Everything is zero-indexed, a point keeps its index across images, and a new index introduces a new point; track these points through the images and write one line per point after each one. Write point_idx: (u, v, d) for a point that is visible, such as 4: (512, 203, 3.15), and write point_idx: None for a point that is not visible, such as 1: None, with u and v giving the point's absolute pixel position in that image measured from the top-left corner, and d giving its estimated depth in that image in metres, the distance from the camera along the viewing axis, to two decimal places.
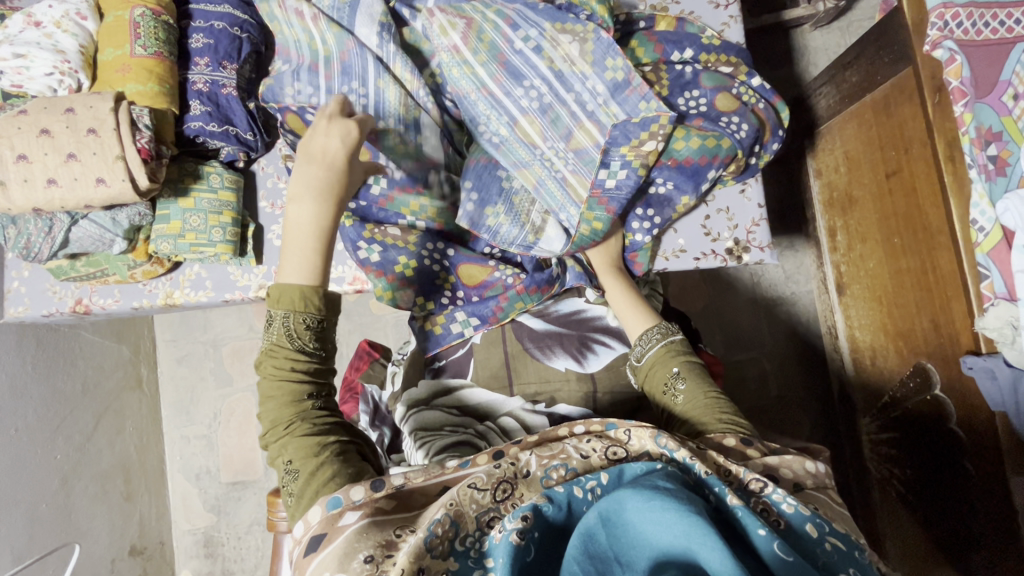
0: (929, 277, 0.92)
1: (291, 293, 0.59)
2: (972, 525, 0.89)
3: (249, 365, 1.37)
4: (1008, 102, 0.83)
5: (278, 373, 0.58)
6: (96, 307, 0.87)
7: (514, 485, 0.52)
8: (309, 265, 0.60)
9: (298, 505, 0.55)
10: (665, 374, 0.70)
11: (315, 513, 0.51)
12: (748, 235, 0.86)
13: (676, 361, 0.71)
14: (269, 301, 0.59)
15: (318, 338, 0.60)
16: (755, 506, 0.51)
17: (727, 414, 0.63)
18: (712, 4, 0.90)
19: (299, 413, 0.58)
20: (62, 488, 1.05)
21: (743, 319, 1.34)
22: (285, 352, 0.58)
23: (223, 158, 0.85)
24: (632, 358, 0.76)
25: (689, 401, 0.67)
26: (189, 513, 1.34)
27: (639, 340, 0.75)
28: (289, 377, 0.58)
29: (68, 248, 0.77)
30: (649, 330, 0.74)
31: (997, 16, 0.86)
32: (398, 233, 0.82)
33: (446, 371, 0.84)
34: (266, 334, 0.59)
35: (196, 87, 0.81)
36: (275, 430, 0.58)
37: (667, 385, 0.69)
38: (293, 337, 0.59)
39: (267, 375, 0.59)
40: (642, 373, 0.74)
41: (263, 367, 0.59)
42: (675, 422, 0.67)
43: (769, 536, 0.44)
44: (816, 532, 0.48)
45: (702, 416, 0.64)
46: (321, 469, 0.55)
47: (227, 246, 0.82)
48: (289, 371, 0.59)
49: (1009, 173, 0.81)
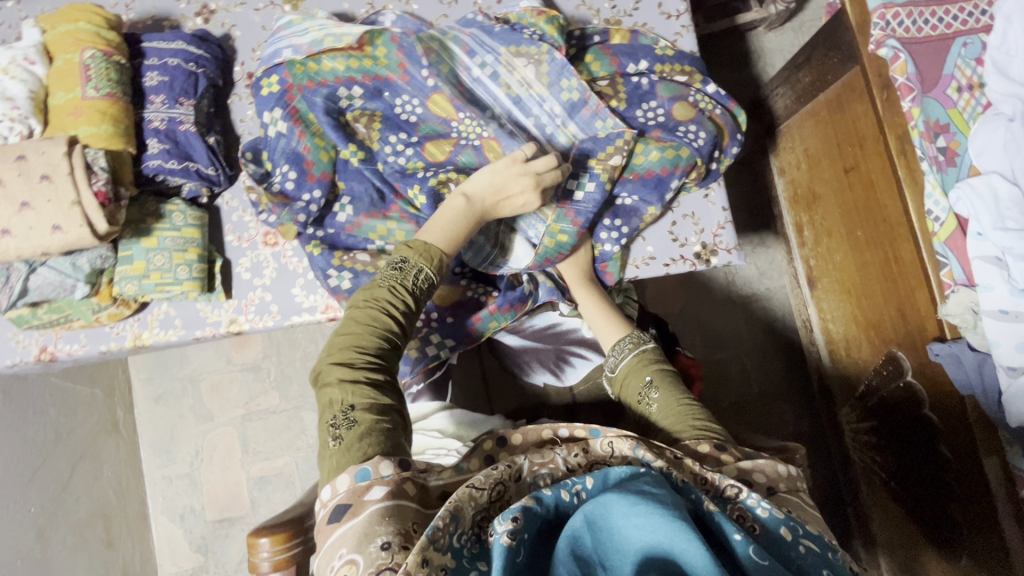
0: (892, 268, 0.95)
1: (415, 255, 0.69)
2: (951, 506, 0.91)
3: (228, 399, 1.35)
4: (953, 95, 0.87)
5: (376, 319, 0.65)
6: (62, 353, 0.85)
7: (507, 489, 0.54)
8: (453, 244, 0.72)
9: (338, 451, 0.57)
10: (639, 383, 0.71)
11: (343, 480, 0.54)
12: (714, 238, 0.88)
13: (648, 369, 0.71)
14: (402, 252, 0.70)
15: (417, 303, 0.68)
16: (731, 513, 0.51)
17: (700, 420, 0.64)
18: (664, 15, 0.92)
19: (372, 364, 0.62)
20: (38, 542, 1.02)
21: (721, 318, 1.36)
22: (392, 300, 0.66)
23: (185, 195, 0.83)
24: (607, 368, 0.77)
25: (663, 409, 0.67)
26: (175, 555, 1.30)
27: (612, 350, 0.76)
28: (381, 328, 0.65)
29: (28, 297, 0.75)
30: (622, 339, 0.75)
31: (935, 14, 0.89)
32: (368, 259, 0.84)
33: (425, 394, 0.81)
34: (386, 279, 0.67)
35: (152, 126, 0.80)
36: (343, 366, 0.62)
37: (641, 395, 0.70)
38: (408, 294, 0.67)
39: (363, 311, 0.65)
40: (617, 383, 0.74)
41: (364, 307, 0.66)
42: (651, 430, 0.68)
43: (745, 540, 0.45)
44: (791, 535, 0.48)
45: (676, 424, 0.65)
46: (372, 428, 0.58)
47: (193, 283, 0.81)
48: (384, 323, 0.65)
49: (958, 163, 0.85)
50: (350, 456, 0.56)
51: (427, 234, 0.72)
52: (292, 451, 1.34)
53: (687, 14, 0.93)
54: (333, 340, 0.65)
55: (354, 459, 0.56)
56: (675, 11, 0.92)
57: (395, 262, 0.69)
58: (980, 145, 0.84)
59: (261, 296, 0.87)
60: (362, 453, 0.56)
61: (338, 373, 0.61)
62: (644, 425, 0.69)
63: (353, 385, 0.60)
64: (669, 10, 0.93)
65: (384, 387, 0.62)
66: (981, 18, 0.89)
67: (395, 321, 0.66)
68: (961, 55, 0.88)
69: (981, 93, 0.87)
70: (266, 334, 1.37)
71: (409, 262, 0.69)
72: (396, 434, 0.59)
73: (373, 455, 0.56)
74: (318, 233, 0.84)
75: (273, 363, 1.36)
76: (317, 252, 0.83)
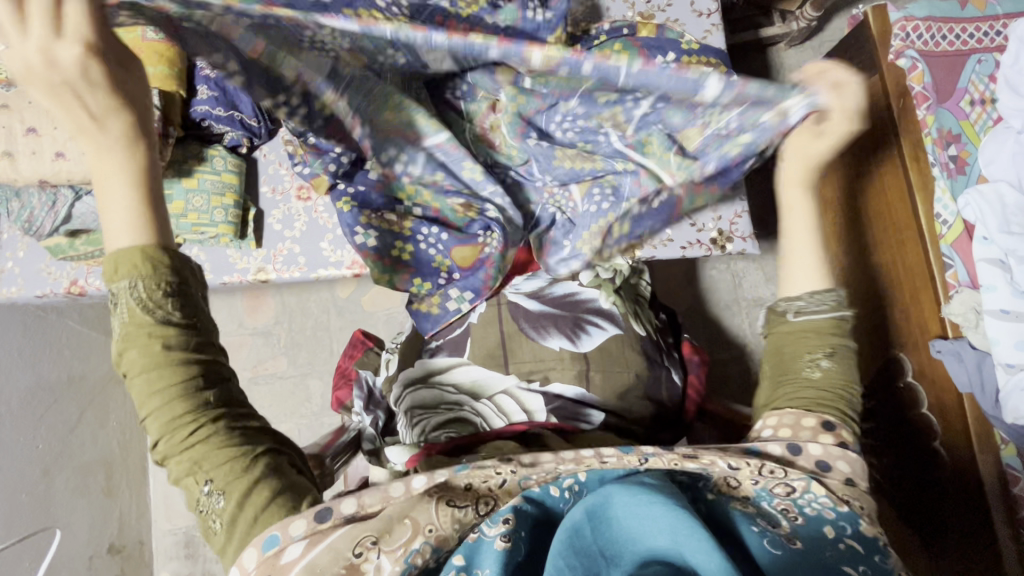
0: (899, 272, 0.97)
1: (149, 269, 0.48)
2: (943, 509, 0.93)
3: (236, 361, 1.37)
4: (966, 107, 0.91)
5: (155, 365, 0.47)
6: (92, 288, 0.87)
7: (495, 499, 0.51)
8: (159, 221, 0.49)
9: (225, 533, 0.48)
10: (815, 344, 0.62)
11: (252, 556, 0.46)
12: (731, 226, 0.93)
13: (833, 337, 0.62)
14: (105, 277, 0.47)
15: (201, 312, 0.51)
16: (775, 506, 0.50)
17: (850, 409, 0.60)
18: (695, 13, 0.97)
19: (207, 408, 0.49)
20: (42, 479, 1.03)
21: (726, 319, 1.38)
22: (169, 335, 0.47)
23: (228, 142, 0.87)
24: (781, 305, 0.65)
25: (826, 382, 0.60)
26: (170, 512, 1.30)
27: (810, 295, 0.64)
28: (172, 375, 0.48)
29: (70, 224, 0.79)
30: (826, 292, 0.63)
31: (954, 30, 0.93)
32: (394, 219, 0.87)
33: (443, 350, 0.87)
34: (118, 314, 0.47)
35: (202, 73, 0.83)
36: (182, 445, 0.48)
37: (811, 354, 0.61)
38: (158, 316, 0.48)
39: (149, 371, 0.47)
40: (782, 329, 0.64)
41: (127, 355, 0.48)
42: (791, 387, 0.61)
43: (761, 533, 0.46)
44: (833, 534, 0.47)
45: (830, 396, 0.60)
46: (266, 478, 0.49)
47: (227, 226, 0.84)
48: (169, 358, 0.48)
49: (968, 171, 0.89)
50: (255, 528, 0.48)
51: (130, 237, 0.48)
52: (295, 418, 1.35)
53: (718, 14, 0.97)
54: (146, 423, 0.49)
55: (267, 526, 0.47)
56: (706, 10, 0.97)
57: (134, 297, 0.47)
58: (990, 155, 0.88)
59: (289, 248, 0.90)
60: (273, 514, 0.48)
61: (180, 453, 0.48)
62: (781, 380, 0.62)
63: (207, 450, 0.48)
64: (701, 9, 0.97)
65: (239, 425, 0.50)
66: (995, 38, 0.93)
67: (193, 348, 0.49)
68: (974, 71, 0.93)
69: (992, 108, 0.91)
70: (280, 300, 1.39)
71: (139, 282, 0.47)
72: (289, 461, 0.52)
73: (281, 513, 0.48)
74: (348, 189, 0.85)
75: (284, 329, 1.38)
76: (345, 210, 0.85)
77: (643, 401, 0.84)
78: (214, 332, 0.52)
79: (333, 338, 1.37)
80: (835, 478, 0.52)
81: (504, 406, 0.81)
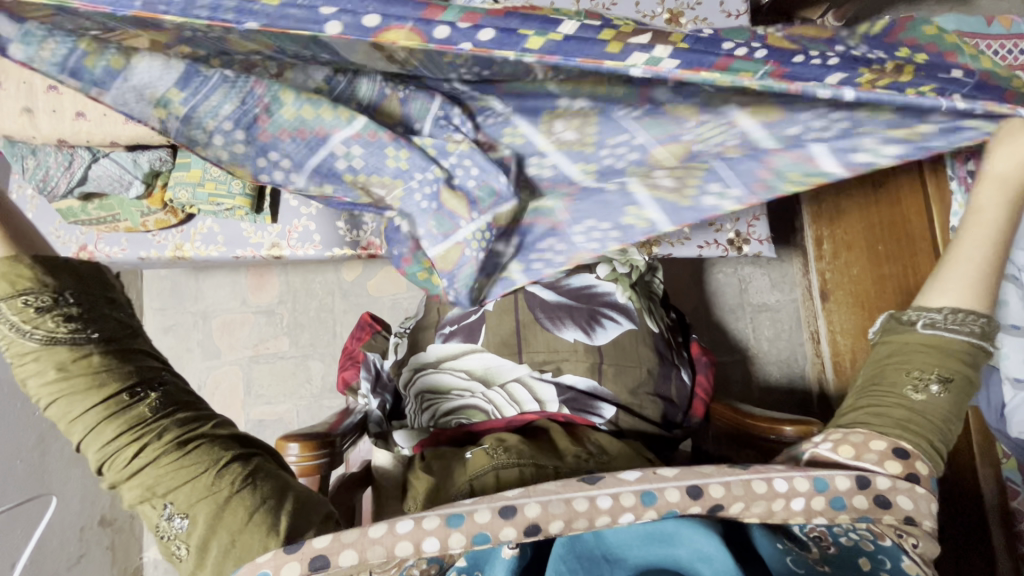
0: (911, 282, 0.96)
1: (14, 291, 0.45)
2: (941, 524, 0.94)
3: (239, 339, 1.35)
4: None
5: (59, 391, 0.45)
6: (102, 254, 0.90)
7: None
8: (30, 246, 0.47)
9: (195, 555, 0.45)
10: (927, 366, 0.59)
11: None
12: (748, 228, 0.95)
13: (952, 367, 0.58)
14: None
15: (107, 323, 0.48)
16: (809, 533, 0.50)
17: (939, 444, 0.56)
18: (723, 13, 0.97)
19: (145, 424, 0.46)
20: (38, 447, 1.03)
21: (732, 323, 1.36)
22: (61, 354, 0.45)
23: None
24: (910, 315, 0.62)
25: (924, 409, 0.57)
26: None
27: (952, 314, 0.60)
28: (88, 394, 0.45)
29: (85, 185, 0.78)
30: (964, 313, 0.59)
31: (980, 46, 0.94)
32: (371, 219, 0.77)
33: (457, 335, 0.86)
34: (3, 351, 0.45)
35: None
36: (127, 469, 0.46)
37: (924, 368, 0.59)
38: (38, 339, 0.45)
39: (59, 399, 0.45)
40: (902, 338, 0.61)
41: (28, 388, 0.45)
42: (886, 398, 0.58)
43: (784, 551, 0.47)
44: (871, 565, 0.46)
45: (932, 417, 0.57)
46: (237, 493, 0.47)
47: (245, 199, 0.83)
48: (67, 381, 0.45)
49: None
50: (235, 549, 0.45)
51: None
52: (294, 399, 1.33)
53: (746, 16, 0.98)
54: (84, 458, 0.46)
55: (250, 544, 0.45)
56: (734, 11, 0.97)
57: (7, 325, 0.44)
58: None
59: (305, 225, 0.89)
60: (252, 533, 0.45)
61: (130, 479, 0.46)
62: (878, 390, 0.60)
63: (160, 470, 0.46)
64: (729, 9, 0.98)
65: (195, 440, 0.48)
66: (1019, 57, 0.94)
67: (94, 363, 0.45)
68: None
69: None
70: (284, 279, 1.37)
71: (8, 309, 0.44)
72: (263, 470, 0.50)
73: (261, 531, 0.45)
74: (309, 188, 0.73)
75: (287, 309, 1.37)
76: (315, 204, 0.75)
77: (653, 398, 0.84)
78: (131, 341, 0.49)
79: (337, 321, 1.36)
80: (895, 516, 0.48)
81: (516, 395, 0.80)
